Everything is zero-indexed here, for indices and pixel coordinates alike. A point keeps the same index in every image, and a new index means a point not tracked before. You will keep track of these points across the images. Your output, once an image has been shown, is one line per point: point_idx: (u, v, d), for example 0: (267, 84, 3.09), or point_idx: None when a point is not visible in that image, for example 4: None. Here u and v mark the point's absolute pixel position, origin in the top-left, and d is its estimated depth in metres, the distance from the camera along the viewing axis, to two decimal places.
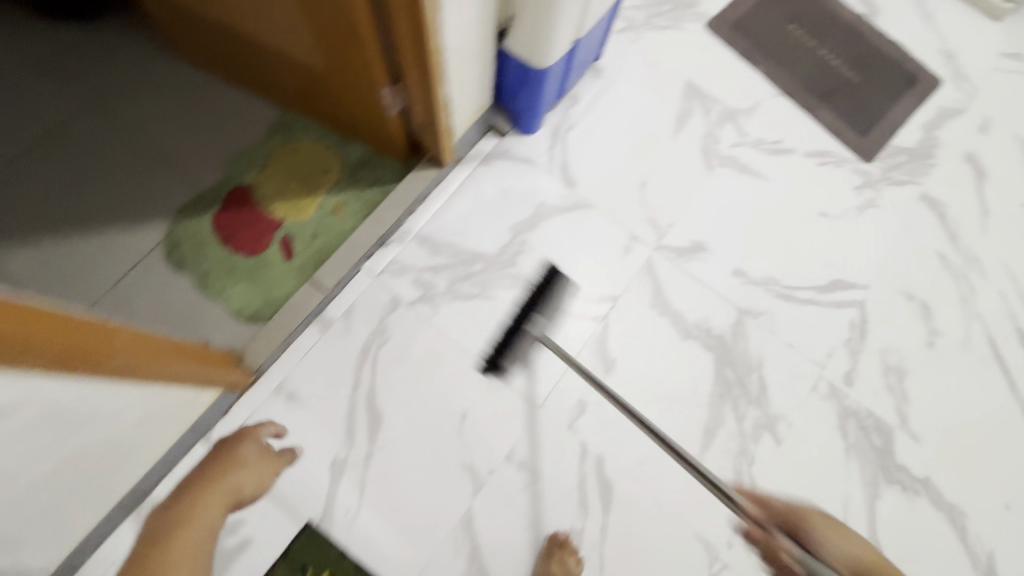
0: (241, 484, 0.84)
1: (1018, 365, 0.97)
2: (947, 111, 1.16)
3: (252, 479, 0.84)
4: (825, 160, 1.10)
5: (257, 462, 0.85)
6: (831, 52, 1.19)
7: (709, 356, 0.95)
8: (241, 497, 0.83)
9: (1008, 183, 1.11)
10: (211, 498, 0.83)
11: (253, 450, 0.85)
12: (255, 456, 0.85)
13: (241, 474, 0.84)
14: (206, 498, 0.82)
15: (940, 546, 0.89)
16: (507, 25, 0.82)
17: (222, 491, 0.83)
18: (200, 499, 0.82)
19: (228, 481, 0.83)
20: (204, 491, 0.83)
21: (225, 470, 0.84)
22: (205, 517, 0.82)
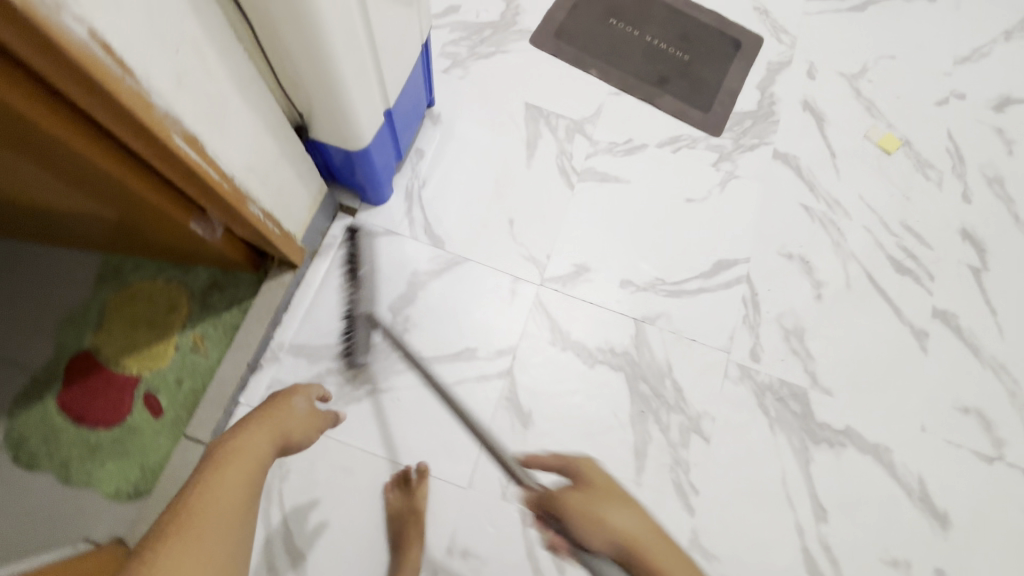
0: (293, 429, 0.71)
1: (896, 291, 1.04)
2: (777, 64, 1.19)
3: (303, 426, 0.72)
4: (681, 144, 1.10)
5: (308, 417, 0.74)
6: (656, 34, 1.17)
7: (622, 376, 0.93)
8: (289, 440, 0.69)
9: (846, 121, 1.16)
10: (269, 431, 0.67)
11: (304, 404, 0.74)
12: (305, 409, 0.74)
13: (294, 422, 0.71)
14: (262, 429, 0.66)
15: (880, 488, 0.91)
16: (304, 120, 0.76)
17: (278, 431, 0.68)
18: (257, 431, 0.66)
19: (285, 422, 0.70)
20: (260, 421, 0.68)
21: (275, 413, 0.70)
22: (259, 439, 0.65)
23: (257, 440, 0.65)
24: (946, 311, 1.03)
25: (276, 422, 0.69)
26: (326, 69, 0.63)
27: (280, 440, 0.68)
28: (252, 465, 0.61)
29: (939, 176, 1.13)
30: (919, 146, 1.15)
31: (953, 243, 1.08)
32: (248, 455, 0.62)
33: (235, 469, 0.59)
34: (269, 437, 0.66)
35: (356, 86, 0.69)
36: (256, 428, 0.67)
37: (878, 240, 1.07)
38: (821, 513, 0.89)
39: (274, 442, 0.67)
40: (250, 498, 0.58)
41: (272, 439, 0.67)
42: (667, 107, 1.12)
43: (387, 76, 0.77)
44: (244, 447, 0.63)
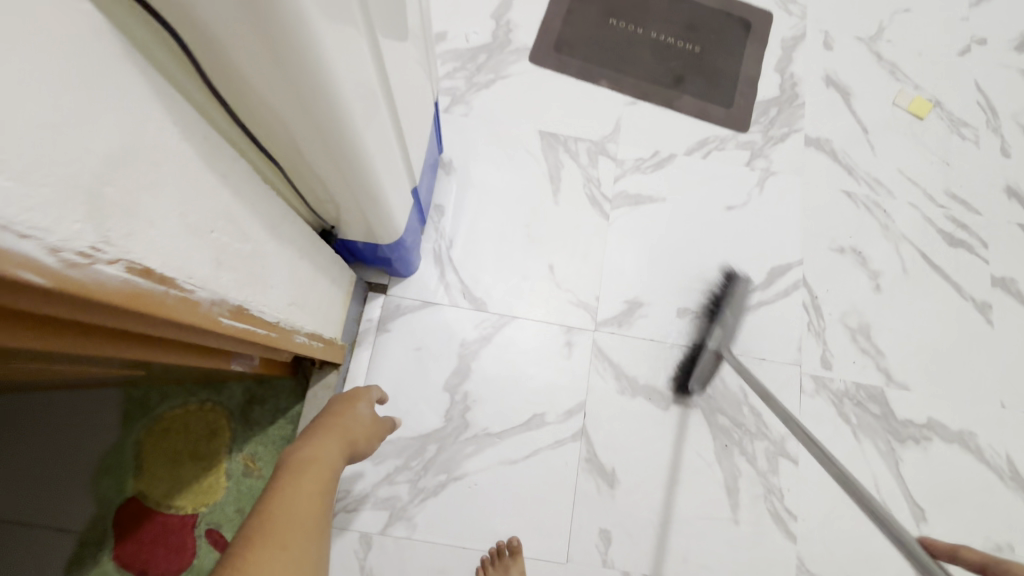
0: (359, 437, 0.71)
1: (953, 267, 1.00)
2: (791, 40, 1.11)
3: (367, 434, 0.73)
4: (710, 148, 1.03)
5: (371, 424, 0.74)
6: (661, 28, 1.08)
7: (699, 412, 0.89)
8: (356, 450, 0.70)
9: (871, 90, 1.10)
10: (338, 438, 0.67)
11: (366, 410, 0.74)
12: (368, 416, 0.74)
13: (359, 429, 0.71)
14: (335, 438, 0.66)
15: (971, 475, 0.90)
16: (330, 223, 0.67)
17: (347, 439, 0.68)
18: (327, 437, 0.66)
19: (354, 432, 0.70)
20: (329, 428, 0.68)
21: (343, 420, 0.71)
22: (332, 450, 0.65)
23: (329, 447, 0.65)
24: (1005, 278, 1.00)
25: (346, 428, 0.69)
26: (361, 185, 0.55)
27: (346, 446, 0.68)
28: (327, 474, 0.61)
29: (974, 133, 1.08)
30: (950, 105, 1.10)
31: (1000, 204, 1.04)
32: (324, 461, 0.63)
33: (311, 475, 0.60)
34: (339, 442, 0.67)
35: (390, 185, 0.61)
36: (327, 433, 0.67)
37: (926, 215, 1.02)
38: (920, 512, 0.88)
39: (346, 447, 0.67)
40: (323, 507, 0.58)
41: (341, 443, 0.67)
42: (689, 108, 1.04)
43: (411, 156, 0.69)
44: (320, 453, 0.63)
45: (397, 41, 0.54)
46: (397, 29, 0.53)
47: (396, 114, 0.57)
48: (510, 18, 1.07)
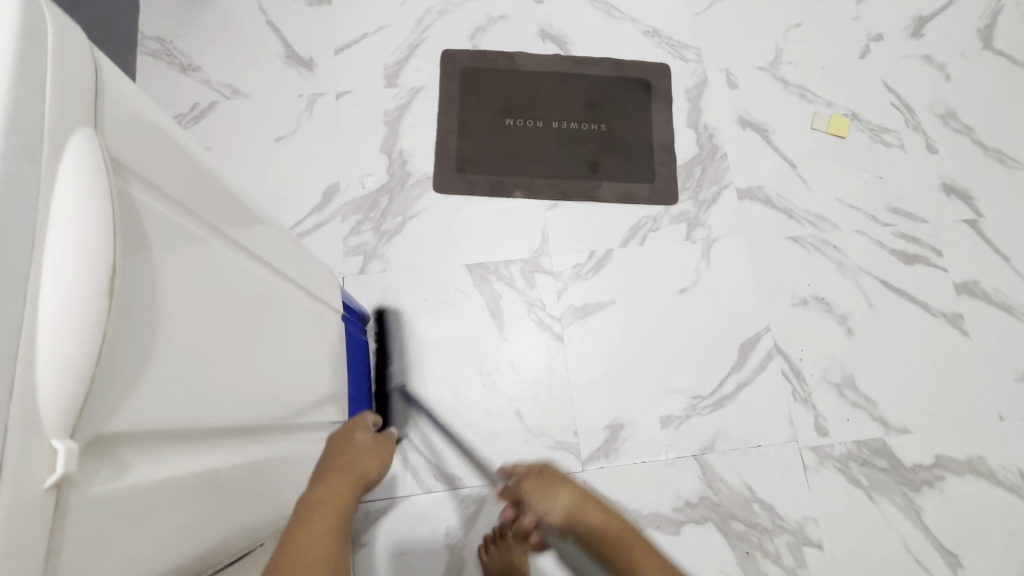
0: (368, 467, 0.55)
1: (915, 285, 0.97)
2: (694, 90, 1.06)
3: (377, 461, 0.57)
4: (645, 231, 0.97)
5: (378, 449, 0.59)
6: (561, 117, 1.03)
7: (712, 525, 0.84)
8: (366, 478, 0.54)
9: (787, 119, 1.06)
10: (347, 474, 0.52)
11: (369, 437, 0.59)
12: (372, 443, 0.59)
13: (366, 458, 0.56)
14: (344, 473, 0.52)
15: (991, 503, 0.88)
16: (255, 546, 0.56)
17: (355, 473, 0.53)
18: (337, 473, 0.51)
19: (357, 458, 0.54)
20: (330, 471, 0.51)
21: (342, 452, 0.55)
22: (340, 484, 0.50)
23: (336, 495, 0.48)
24: (966, 281, 0.98)
25: (350, 462, 0.53)
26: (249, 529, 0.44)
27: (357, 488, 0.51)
28: (342, 516, 0.46)
29: (896, 137, 1.06)
30: (866, 115, 1.07)
31: (940, 205, 1.02)
32: (333, 503, 0.47)
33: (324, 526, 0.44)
34: (349, 479, 0.51)
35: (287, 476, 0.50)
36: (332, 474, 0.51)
37: (874, 238, 1.00)
38: (953, 558, 0.85)
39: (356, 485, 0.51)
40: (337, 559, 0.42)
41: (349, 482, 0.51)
42: (612, 195, 0.99)
43: (319, 398, 0.61)
44: (329, 495, 0.47)
45: (263, 340, 0.47)
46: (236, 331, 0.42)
47: (281, 408, 0.50)
48: (403, 148, 0.99)
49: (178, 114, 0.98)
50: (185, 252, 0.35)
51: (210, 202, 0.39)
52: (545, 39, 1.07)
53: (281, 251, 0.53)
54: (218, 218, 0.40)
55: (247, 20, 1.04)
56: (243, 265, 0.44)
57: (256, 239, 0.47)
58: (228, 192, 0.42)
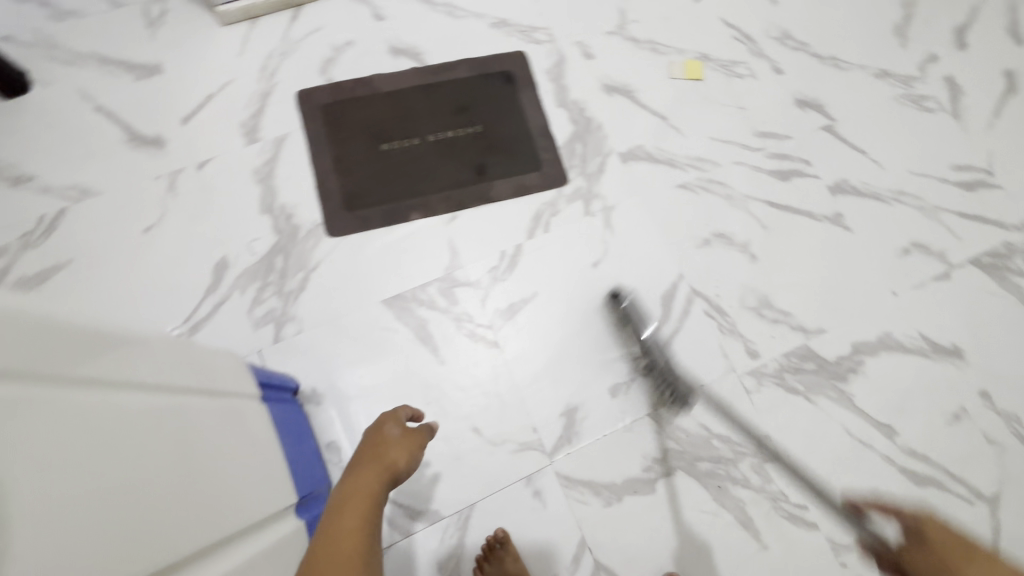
0: (397, 458, 0.68)
1: (796, 198, 1.05)
2: (555, 69, 1.08)
3: (405, 453, 0.70)
4: (547, 217, 0.99)
5: (406, 441, 0.71)
6: (435, 127, 1.02)
7: (682, 472, 0.89)
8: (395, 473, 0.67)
9: (647, 75, 1.10)
10: (376, 467, 0.65)
11: (396, 431, 0.72)
12: (401, 436, 0.72)
13: (394, 451, 0.69)
14: (369, 469, 0.65)
15: (905, 370, 0.98)
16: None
17: (383, 467, 0.66)
18: (365, 470, 0.65)
19: (384, 456, 0.68)
20: (364, 463, 0.66)
21: (374, 446, 0.69)
22: (364, 481, 0.63)
23: (365, 481, 0.64)
24: (837, 181, 1.08)
25: (379, 457, 0.67)
26: None
27: (386, 474, 0.65)
28: (367, 507, 0.60)
29: (746, 67, 1.13)
30: (714, 53, 1.13)
31: (798, 119, 1.11)
32: (359, 496, 0.61)
33: (354, 508, 0.59)
34: (376, 471, 0.65)
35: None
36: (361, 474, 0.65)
37: (751, 164, 1.06)
38: (889, 429, 0.95)
39: (384, 475, 0.65)
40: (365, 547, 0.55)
41: (378, 471, 0.65)
42: (507, 191, 1.00)
43: (257, 491, 0.60)
44: (355, 491, 0.61)
45: (173, 459, 0.47)
46: (117, 468, 0.40)
47: (217, 514, 0.50)
48: (284, 201, 0.95)
49: (24, 231, 0.89)
50: (40, 422, 0.34)
51: (55, 351, 0.37)
52: (396, 54, 1.05)
53: (156, 361, 0.51)
54: (67, 362, 0.38)
55: (74, 112, 0.96)
56: (124, 400, 0.43)
57: (117, 363, 0.44)
58: (87, 330, 0.41)
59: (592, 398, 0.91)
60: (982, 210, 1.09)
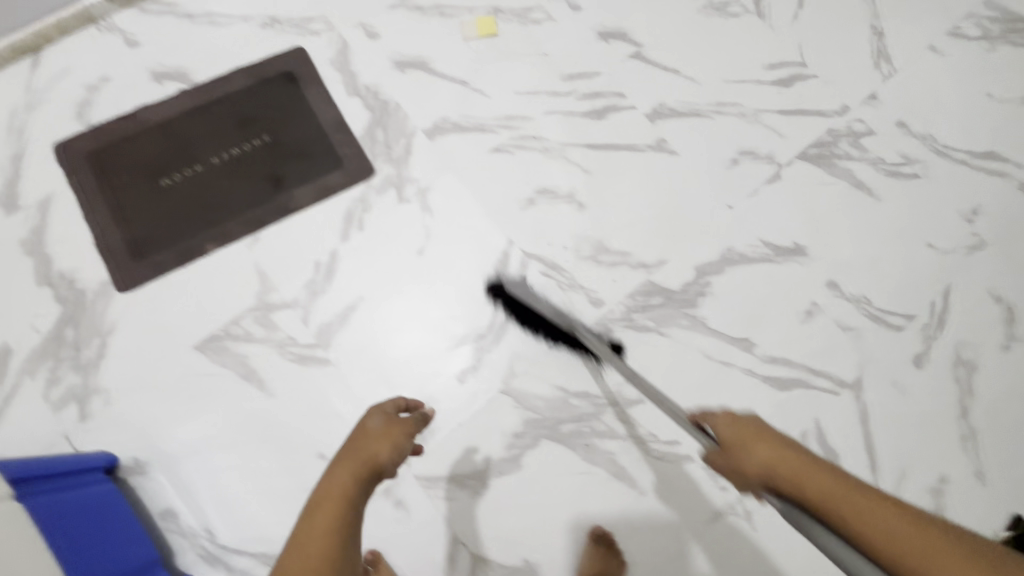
0: (377, 451, 0.63)
1: (617, 134, 1.02)
2: (339, 57, 1.01)
3: (387, 446, 0.64)
4: (359, 215, 0.94)
5: (388, 432, 0.65)
6: (219, 147, 0.94)
7: (546, 441, 0.86)
8: (378, 467, 0.62)
9: (439, 41, 1.04)
10: (352, 463, 0.61)
11: (378, 424, 0.66)
12: (383, 428, 0.66)
13: (375, 444, 0.64)
14: (344, 466, 0.61)
15: (753, 279, 0.97)
16: None
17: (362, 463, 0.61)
18: (342, 467, 0.61)
19: (361, 449, 0.63)
20: (343, 459, 0.62)
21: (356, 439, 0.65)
22: (336, 480, 0.60)
23: (340, 479, 0.60)
24: (655, 107, 1.04)
25: (356, 451, 0.63)
26: None
27: (365, 471, 0.61)
28: (338, 510, 0.57)
29: (542, 11, 1.08)
30: (507, 3, 1.07)
31: (605, 52, 1.07)
32: (331, 498, 0.58)
33: (323, 515, 0.57)
34: (355, 471, 0.60)
35: None
36: (338, 469, 0.61)
37: (564, 110, 1.02)
38: (747, 342, 0.94)
39: (362, 474, 0.60)
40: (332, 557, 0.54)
41: (355, 467, 0.61)
42: (310, 198, 0.93)
43: None
44: (326, 492, 0.59)
45: None
46: None
47: None
48: (63, 267, 0.86)
49: None
50: None
51: None
52: (159, 79, 0.96)
53: None
54: None
55: None
56: None
57: None
58: None
59: (442, 388, 0.87)
60: (803, 103, 1.08)
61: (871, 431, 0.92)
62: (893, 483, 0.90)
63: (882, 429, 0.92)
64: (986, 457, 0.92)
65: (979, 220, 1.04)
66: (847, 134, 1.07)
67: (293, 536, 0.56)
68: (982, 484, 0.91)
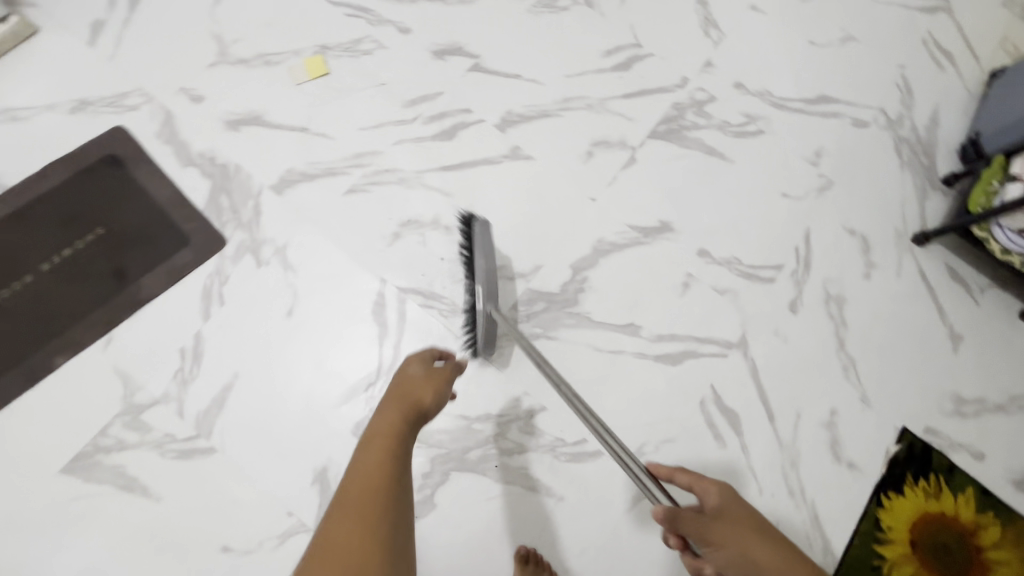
0: (422, 394, 0.68)
1: (470, 150, 1.02)
2: (164, 129, 0.96)
3: (431, 391, 0.70)
4: (218, 289, 0.90)
5: (430, 379, 0.71)
6: (46, 252, 0.87)
7: (456, 473, 0.86)
8: (423, 407, 0.67)
9: (270, 91, 1.00)
10: (400, 402, 0.66)
11: (420, 371, 0.72)
12: (424, 375, 0.71)
13: (419, 389, 0.69)
14: (394, 403, 0.66)
15: (628, 264, 0.99)
16: None
17: (408, 403, 0.66)
18: (393, 404, 0.66)
19: (407, 390, 0.68)
20: (392, 398, 0.67)
21: (399, 384, 0.70)
22: (387, 415, 0.64)
23: (392, 413, 0.65)
24: (503, 116, 1.05)
25: (403, 391, 0.68)
26: None
27: (412, 411, 0.66)
28: (394, 437, 0.61)
29: (372, 40, 1.06)
30: (333, 39, 1.05)
31: (444, 70, 1.06)
32: (385, 428, 0.62)
33: (380, 444, 0.60)
34: (404, 410, 0.65)
35: None
36: (388, 406, 0.66)
37: (413, 137, 1.01)
38: (633, 326, 0.96)
39: (410, 413, 0.65)
40: (392, 475, 0.57)
41: (402, 404, 0.66)
42: (161, 284, 0.88)
43: None
44: (381, 424, 0.63)
45: None
46: None
47: None
48: None
49: None
50: None
51: None
52: None
53: None
54: None
55: None
56: None
57: None
58: None
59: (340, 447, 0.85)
60: (644, 83, 1.11)
61: (762, 383, 0.96)
62: (790, 427, 0.95)
63: (771, 379, 0.97)
64: (867, 381, 0.99)
65: (822, 162, 1.10)
66: (691, 105, 1.11)
67: (353, 464, 0.58)
68: (867, 407, 0.97)
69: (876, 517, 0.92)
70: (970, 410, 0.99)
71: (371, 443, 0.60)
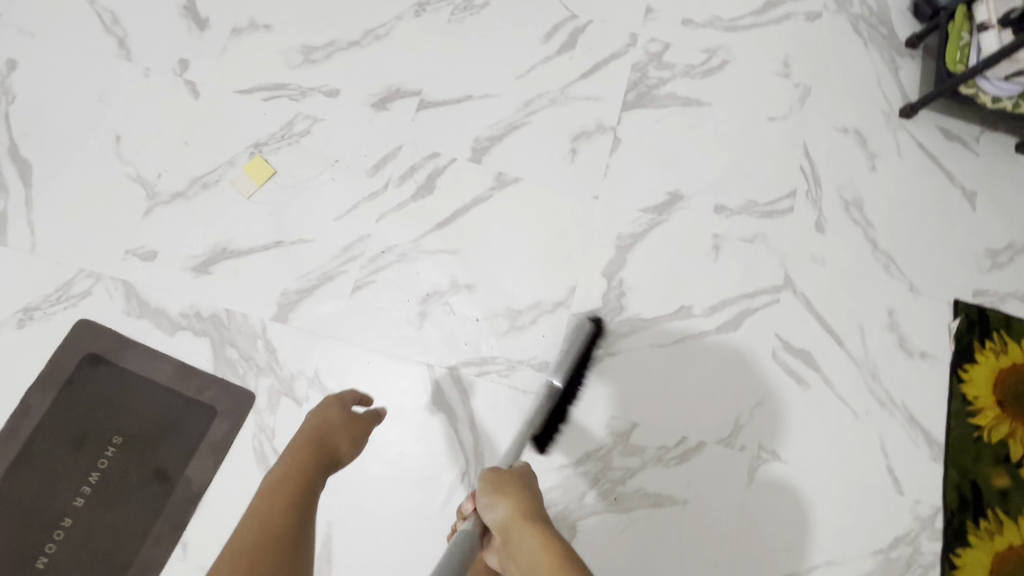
0: (338, 443, 0.71)
1: (455, 196, 0.94)
2: (131, 302, 0.85)
3: (347, 440, 0.72)
4: (270, 445, 0.83)
5: (351, 426, 0.73)
6: (73, 485, 0.78)
7: (579, 520, 0.85)
8: (336, 457, 0.70)
9: (221, 216, 0.89)
10: (313, 451, 0.68)
11: (342, 416, 0.74)
12: (345, 421, 0.74)
13: (337, 437, 0.71)
14: (307, 451, 0.68)
15: (655, 250, 0.96)
16: None
17: (320, 449, 0.69)
18: (303, 452, 0.68)
19: (323, 436, 0.70)
20: (303, 447, 0.69)
21: (315, 428, 0.71)
22: (300, 461, 0.67)
23: (301, 461, 0.67)
24: (472, 146, 0.96)
25: (319, 439, 0.70)
26: None
27: (324, 457, 0.69)
28: (303, 485, 0.64)
29: (303, 118, 0.94)
30: (262, 133, 0.93)
31: (391, 121, 0.96)
32: (295, 476, 0.65)
33: (288, 488, 0.63)
34: (317, 457, 0.68)
35: None
36: (297, 453, 0.68)
37: (392, 205, 0.93)
38: (684, 308, 0.94)
39: (323, 458, 0.68)
40: (295, 527, 0.59)
41: (315, 453, 0.68)
42: (210, 466, 0.81)
43: None
44: (290, 471, 0.65)
45: None
46: None
47: None
48: None
49: None
50: None
51: None
52: None
53: None
54: None
55: None
56: None
57: None
58: None
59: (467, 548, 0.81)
60: (596, 54, 1.03)
61: (820, 313, 0.96)
62: (860, 343, 0.96)
63: (826, 305, 0.97)
64: (909, 270, 1.00)
65: (794, 70, 1.07)
66: (650, 59, 1.04)
67: (250, 514, 0.60)
68: (918, 295, 0.99)
69: (961, 394, 0.95)
70: (1006, 259, 1.02)
71: (275, 493, 0.62)
